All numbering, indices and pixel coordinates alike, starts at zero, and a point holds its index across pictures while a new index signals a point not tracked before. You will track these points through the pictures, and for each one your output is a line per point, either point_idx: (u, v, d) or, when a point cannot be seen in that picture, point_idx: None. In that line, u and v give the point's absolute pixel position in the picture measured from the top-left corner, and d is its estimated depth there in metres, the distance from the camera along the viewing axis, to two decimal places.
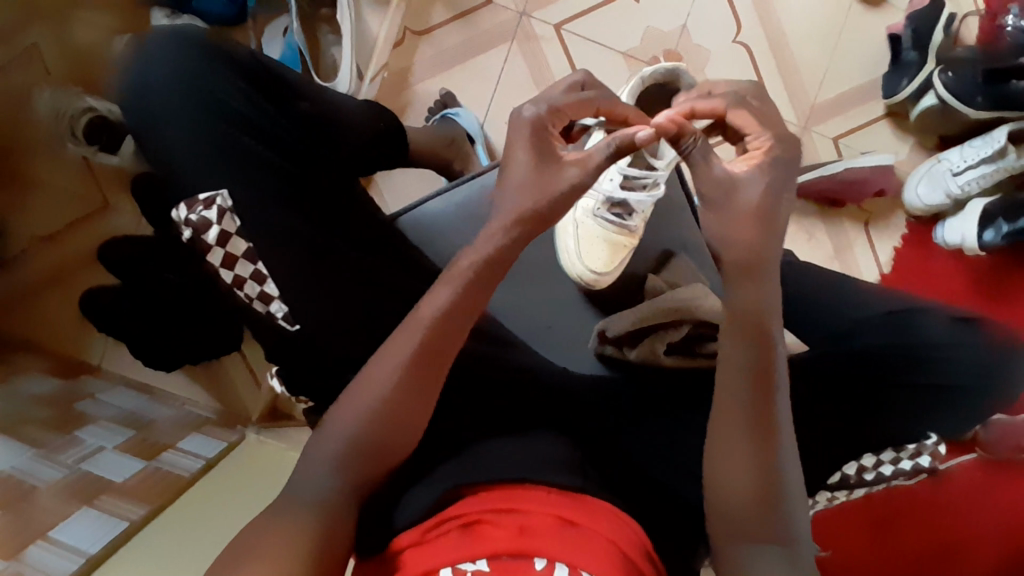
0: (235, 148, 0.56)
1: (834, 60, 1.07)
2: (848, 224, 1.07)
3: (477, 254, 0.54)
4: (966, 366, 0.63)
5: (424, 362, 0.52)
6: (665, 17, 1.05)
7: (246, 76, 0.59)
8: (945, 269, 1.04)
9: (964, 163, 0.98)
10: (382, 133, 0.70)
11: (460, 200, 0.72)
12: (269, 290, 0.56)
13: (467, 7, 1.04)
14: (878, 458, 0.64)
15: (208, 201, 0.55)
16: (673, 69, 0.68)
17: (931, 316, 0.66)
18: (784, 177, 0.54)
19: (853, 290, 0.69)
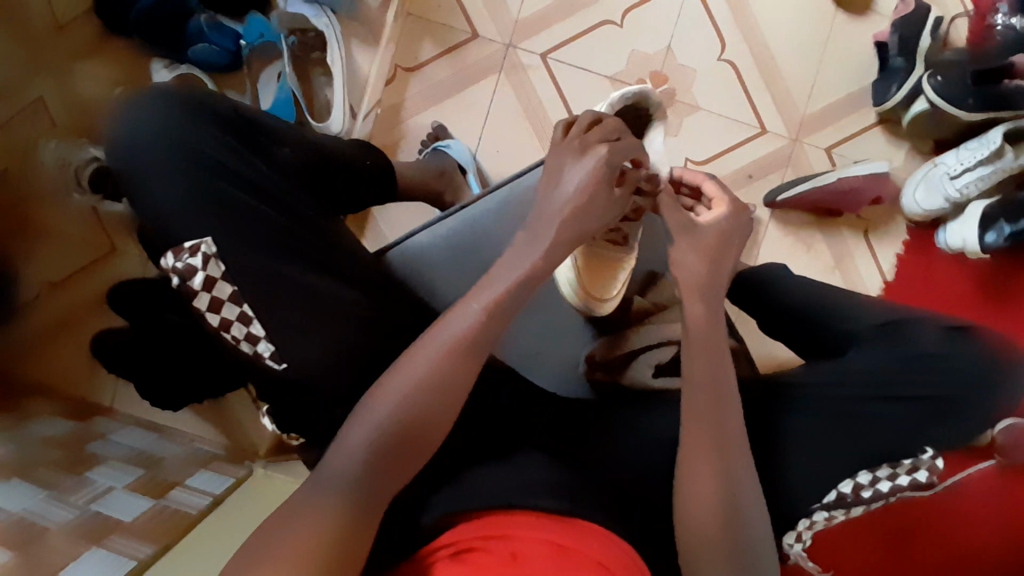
0: (221, 196, 0.59)
1: (821, 71, 1.07)
2: (846, 234, 1.07)
3: (515, 274, 0.57)
4: (967, 377, 0.63)
5: (466, 356, 0.54)
6: (649, 40, 1.07)
7: (226, 127, 0.62)
8: (945, 274, 1.03)
9: (961, 165, 0.98)
10: (365, 170, 0.73)
11: (451, 236, 0.74)
12: (255, 332, 0.59)
13: (455, 41, 1.07)
14: (873, 475, 0.62)
15: (194, 248, 0.57)
16: (639, 92, 0.75)
17: (926, 326, 0.66)
18: (732, 244, 0.62)
19: (848, 300, 0.68)
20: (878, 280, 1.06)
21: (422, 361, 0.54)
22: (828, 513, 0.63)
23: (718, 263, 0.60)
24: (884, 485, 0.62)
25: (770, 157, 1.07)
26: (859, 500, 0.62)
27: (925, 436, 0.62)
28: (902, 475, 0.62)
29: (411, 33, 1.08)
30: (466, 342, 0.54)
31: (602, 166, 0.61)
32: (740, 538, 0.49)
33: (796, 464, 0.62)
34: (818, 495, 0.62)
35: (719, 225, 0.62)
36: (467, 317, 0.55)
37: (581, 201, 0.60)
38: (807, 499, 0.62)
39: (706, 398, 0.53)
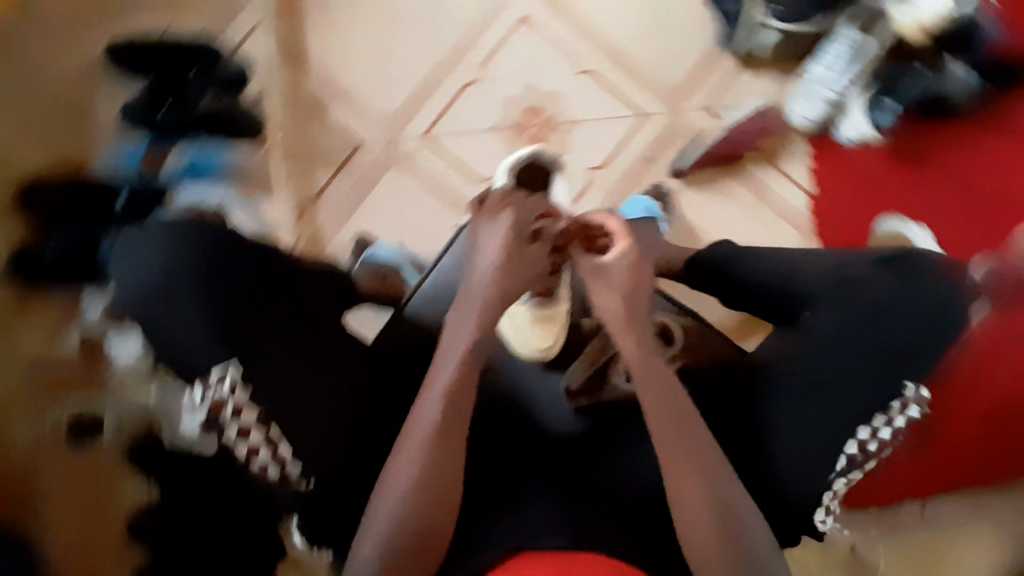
0: (246, 307, 0.65)
1: (670, 43, 1.14)
2: (752, 169, 1.14)
3: (463, 344, 0.64)
4: (915, 309, 0.69)
5: (442, 443, 0.60)
6: (511, 83, 1.12)
7: (243, 238, 0.68)
8: (864, 191, 1.11)
9: (830, 69, 1.06)
10: (341, 273, 0.83)
11: (434, 282, 0.81)
12: (283, 447, 0.64)
13: (340, 158, 1.09)
14: (872, 428, 0.66)
15: (220, 374, 0.62)
16: (533, 152, 0.88)
17: (858, 265, 0.73)
18: (640, 277, 0.67)
19: (792, 271, 0.76)
20: (804, 196, 1.13)
21: (404, 466, 0.60)
22: (846, 478, 0.67)
23: (635, 298, 0.65)
24: (884, 431, 0.67)
25: (659, 135, 1.13)
26: (868, 455, 0.67)
27: (903, 372, 0.67)
28: (897, 418, 0.67)
29: (298, 164, 1.09)
30: (437, 433, 0.60)
31: (511, 233, 0.69)
32: (730, 523, 0.58)
33: (779, 418, 0.68)
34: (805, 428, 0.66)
35: (622, 262, 0.66)
36: (430, 408, 0.61)
37: (498, 262, 0.67)
38: (793, 432, 0.67)
39: (669, 420, 0.60)
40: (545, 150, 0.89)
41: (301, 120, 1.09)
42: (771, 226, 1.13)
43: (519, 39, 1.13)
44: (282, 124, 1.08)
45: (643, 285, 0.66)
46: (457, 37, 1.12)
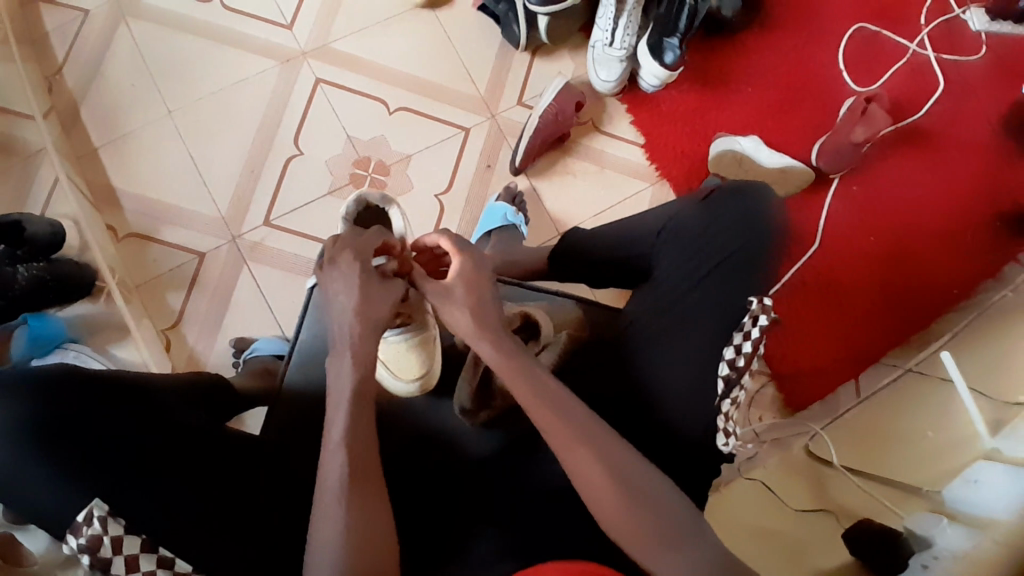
0: (73, 462, 0.58)
1: (464, 55, 1.19)
2: (585, 142, 1.19)
3: (347, 387, 0.62)
4: (736, 226, 0.74)
5: (359, 487, 0.57)
6: (330, 144, 1.13)
7: (64, 383, 0.61)
8: (685, 135, 1.21)
9: (608, 30, 1.14)
10: (199, 388, 0.74)
11: (299, 360, 0.77)
12: (181, 567, 0.58)
13: (189, 274, 1.07)
14: (733, 345, 0.68)
15: (87, 518, 0.56)
16: (360, 197, 0.78)
17: (685, 211, 0.77)
18: (482, 282, 0.68)
19: (626, 228, 0.81)
20: (638, 149, 1.21)
21: (329, 518, 0.55)
22: (731, 397, 0.69)
23: (480, 305, 0.66)
24: (746, 345, 0.68)
25: (489, 141, 1.17)
26: (740, 369, 0.68)
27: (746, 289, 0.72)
28: (751, 331, 0.69)
29: (151, 296, 1.06)
30: (351, 479, 0.57)
31: (358, 271, 0.67)
32: (647, 487, 0.58)
33: (648, 360, 0.71)
34: (678, 355, 0.69)
35: (464, 274, 0.68)
36: (333, 459, 0.58)
37: (356, 300, 0.65)
38: (669, 359, 0.70)
39: (552, 414, 0.60)
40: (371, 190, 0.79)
41: (136, 251, 1.07)
42: (620, 185, 1.19)
43: (325, 102, 1.15)
44: (119, 263, 1.06)
45: (487, 288, 0.68)
46: (266, 120, 1.13)
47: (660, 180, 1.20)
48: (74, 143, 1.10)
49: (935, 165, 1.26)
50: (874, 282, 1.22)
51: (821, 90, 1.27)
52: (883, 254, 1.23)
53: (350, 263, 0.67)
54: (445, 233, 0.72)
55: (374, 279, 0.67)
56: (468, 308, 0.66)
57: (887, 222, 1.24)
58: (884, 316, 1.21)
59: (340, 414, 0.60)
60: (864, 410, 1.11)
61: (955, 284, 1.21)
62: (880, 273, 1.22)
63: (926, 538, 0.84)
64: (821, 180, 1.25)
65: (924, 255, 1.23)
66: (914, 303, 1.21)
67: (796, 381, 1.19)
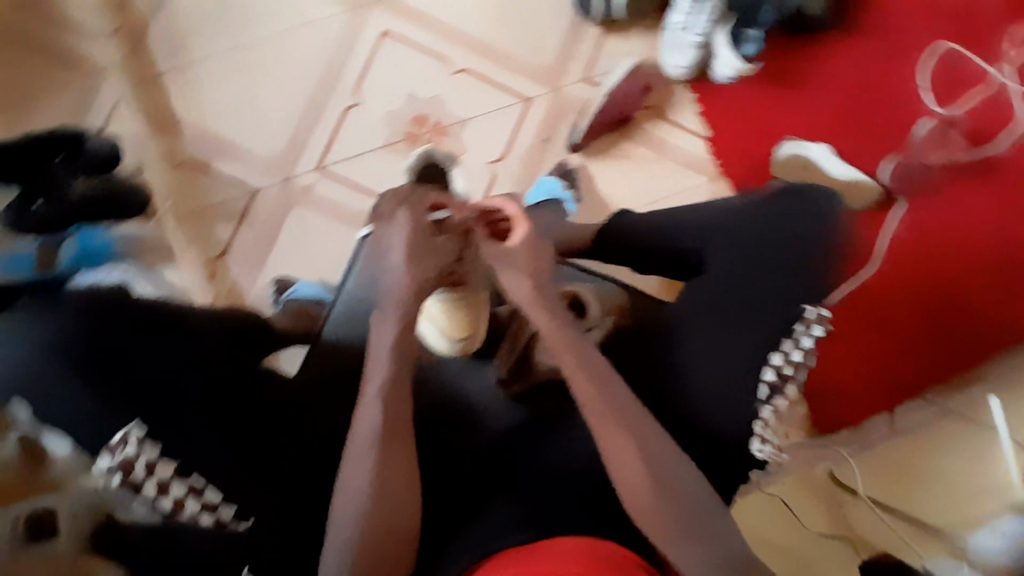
0: (114, 394, 0.59)
1: (534, 23, 1.16)
2: (646, 127, 1.16)
3: (388, 343, 0.62)
4: (797, 231, 0.72)
5: (391, 442, 0.59)
6: (389, 97, 1.12)
7: (105, 318, 0.61)
8: (751, 134, 1.17)
9: (687, 15, 1.09)
10: (242, 318, 0.74)
11: (338, 316, 0.75)
12: (209, 495, 0.62)
13: (238, 208, 1.08)
14: (783, 352, 0.67)
15: (124, 438, 0.59)
16: (424, 157, 0.83)
17: (743, 208, 0.75)
18: (539, 253, 0.68)
19: (681, 217, 0.78)
20: (700, 141, 1.17)
21: (364, 463, 0.58)
22: (771, 405, 0.67)
23: (537, 274, 0.67)
24: (796, 353, 0.67)
25: (548, 114, 1.15)
26: (787, 377, 0.67)
27: (801, 294, 0.69)
28: (803, 339, 0.67)
29: (200, 226, 1.08)
30: (386, 429, 0.59)
31: (415, 230, 0.66)
32: (675, 479, 0.58)
33: (690, 355, 0.68)
34: (721, 352, 0.67)
35: (525, 241, 0.67)
36: (370, 411, 0.59)
37: (408, 253, 0.65)
38: (709, 356, 0.67)
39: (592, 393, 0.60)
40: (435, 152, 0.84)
41: (189, 180, 1.08)
42: (677, 176, 1.16)
43: (389, 54, 1.13)
44: (173, 189, 1.07)
45: (544, 259, 0.68)
46: (328, 66, 1.12)
47: (719, 177, 1.16)
48: (139, 65, 1.11)
49: (1011, 193, 1.17)
50: (927, 312, 1.16)
51: (900, 105, 1.20)
52: (943, 281, 1.16)
53: (409, 218, 0.67)
54: (508, 200, 0.72)
55: (430, 237, 0.67)
56: (525, 274, 0.66)
57: (952, 248, 1.17)
58: (933, 346, 1.14)
59: (382, 366, 0.61)
60: (900, 444, 1.07)
61: (1016, 325, 1.13)
62: (937, 302, 1.15)
63: None
64: (887, 200, 1.19)
65: (986, 291, 1.15)
66: (970, 337, 1.14)
67: (829, 400, 1.13)
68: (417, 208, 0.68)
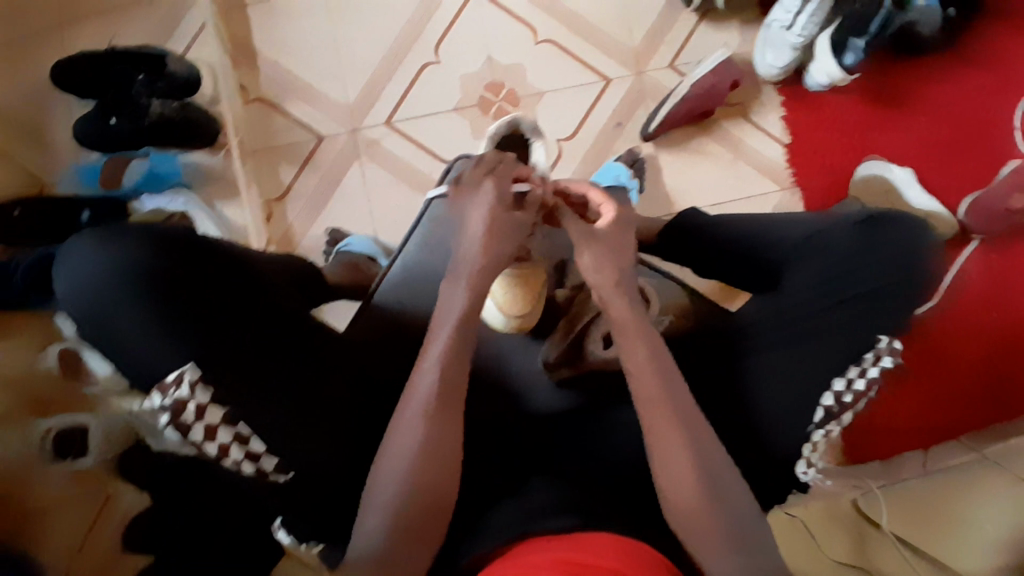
0: (186, 324, 0.58)
1: (628, 1, 1.11)
2: (726, 124, 1.12)
3: (454, 311, 0.62)
4: (893, 260, 0.67)
5: (444, 409, 0.58)
6: (468, 59, 1.10)
7: (186, 249, 0.61)
8: (837, 146, 1.11)
9: (790, 14, 1.03)
10: (298, 271, 0.74)
11: (398, 280, 0.76)
12: (255, 446, 0.60)
13: (304, 152, 1.07)
14: (846, 378, 0.65)
15: (177, 379, 0.57)
16: (511, 120, 0.78)
17: (839, 227, 0.70)
18: (625, 240, 0.67)
19: (766, 226, 0.74)
20: (781, 147, 1.12)
21: (417, 427, 0.57)
22: (824, 429, 0.65)
23: (619, 261, 0.65)
24: (859, 381, 0.65)
25: (628, 98, 1.11)
26: (845, 406, 0.64)
27: (878, 325, 0.66)
28: (869, 369, 0.65)
29: (264, 163, 1.08)
30: (442, 397, 0.58)
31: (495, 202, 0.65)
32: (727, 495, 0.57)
33: (752, 372, 0.66)
34: (785, 373, 0.65)
35: (614, 226, 0.67)
36: (428, 374, 0.59)
37: (487, 224, 0.64)
38: (772, 375, 0.66)
39: (657, 392, 0.59)
40: (523, 115, 0.78)
41: (260, 117, 1.08)
42: (749, 180, 1.11)
43: (474, 14, 1.10)
44: (243, 123, 1.07)
45: (631, 246, 0.67)
46: (412, 19, 1.10)
47: (793, 187, 1.12)
48: None
49: None
50: (980, 356, 1.13)
51: (1001, 138, 1.13)
52: (1003, 327, 1.13)
53: (489, 189, 0.66)
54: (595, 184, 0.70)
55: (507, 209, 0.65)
56: (611, 260, 0.65)
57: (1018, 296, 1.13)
58: (975, 393, 1.13)
59: (446, 333, 0.61)
60: (926, 480, 1.05)
61: None
62: (993, 347, 1.13)
63: None
64: (961, 239, 1.14)
65: None
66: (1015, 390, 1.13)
67: (860, 433, 1.13)
68: (497, 180, 0.67)
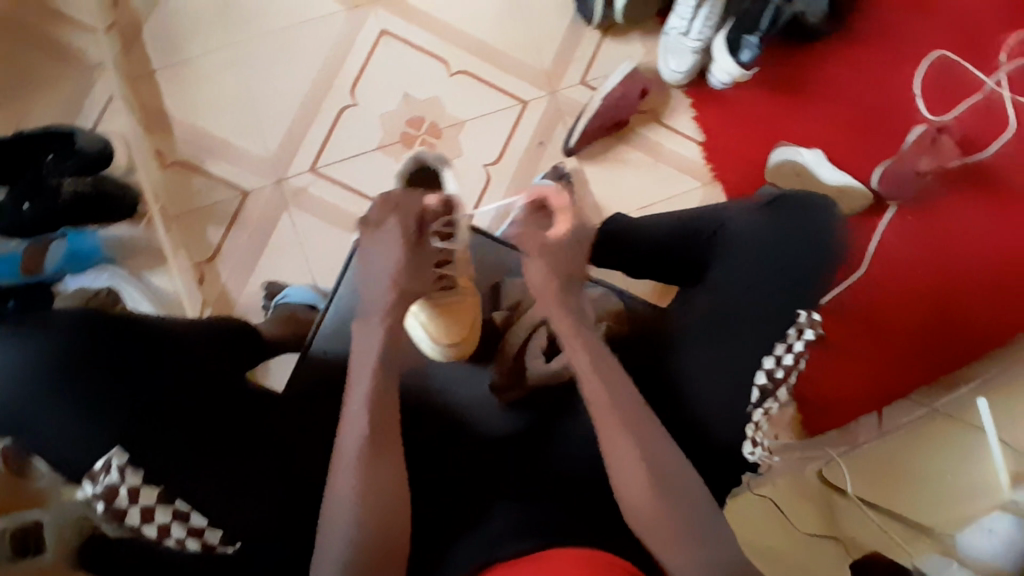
0: (101, 411, 0.58)
1: (533, 25, 1.15)
2: (642, 131, 1.16)
3: (371, 354, 0.62)
4: (799, 235, 0.70)
5: (381, 452, 0.58)
6: (385, 97, 1.11)
7: (92, 334, 0.59)
8: (748, 139, 1.17)
9: (685, 21, 1.09)
10: (230, 334, 0.70)
11: (324, 336, 0.74)
12: (195, 521, 0.59)
13: (230, 210, 1.06)
14: (775, 355, 0.66)
15: (105, 467, 0.57)
16: (417, 157, 0.79)
17: (745, 215, 0.74)
18: (575, 252, 0.68)
19: (683, 224, 0.78)
20: (695, 146, 1.17)
21: (357, 473, 0.57)
22: (763, 408, 0.67)
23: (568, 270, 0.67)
24: (787, 357, 0.66)
25: (545, 117, 1.14)
26: (778, 382, 0.66)
27: (798, 300, 0.68)
28: (795, 343, 0.67)
29: (190, 227, 1.06)
30: (376, 440, 0.58)
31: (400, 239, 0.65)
32: (674, 489, 0.58)
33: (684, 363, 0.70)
34: (717, 362, 0.68)
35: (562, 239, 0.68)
36: (357, 421, 0.59)
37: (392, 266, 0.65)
38: (706, 366, 0.68)
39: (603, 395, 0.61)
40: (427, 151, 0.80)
41: (180, 180, 1.07)
42: (672, 181, 1.16)
43: (385, 54, 1.12)
44: (163, 190, 1.06)
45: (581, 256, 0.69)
46: (324, 65, 1.10)
47: (713, 182, 1.16)
48: (131, 62, 1.09)
49: (993, 202, 1.21)
50: (912, 317, 1.19)
51: (895, 113, 1.21)
52: (928, 286, 1.19)
53: (391, 227, 0.66)
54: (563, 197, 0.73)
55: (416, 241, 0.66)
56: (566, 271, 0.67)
57: (935, 254, 1.20)
58: (912, 352, 1.18)
59: (366, 378, 0.61)
60: (882, 445, 1.08)
61: (996, 331, 1.18)
62: (920, 306, 1.19)
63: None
64: (878, 207, 1.21)
65: (971, 296, 1.19)
66: (951, 345, 1.18)
67: (813, 408, 1.17)
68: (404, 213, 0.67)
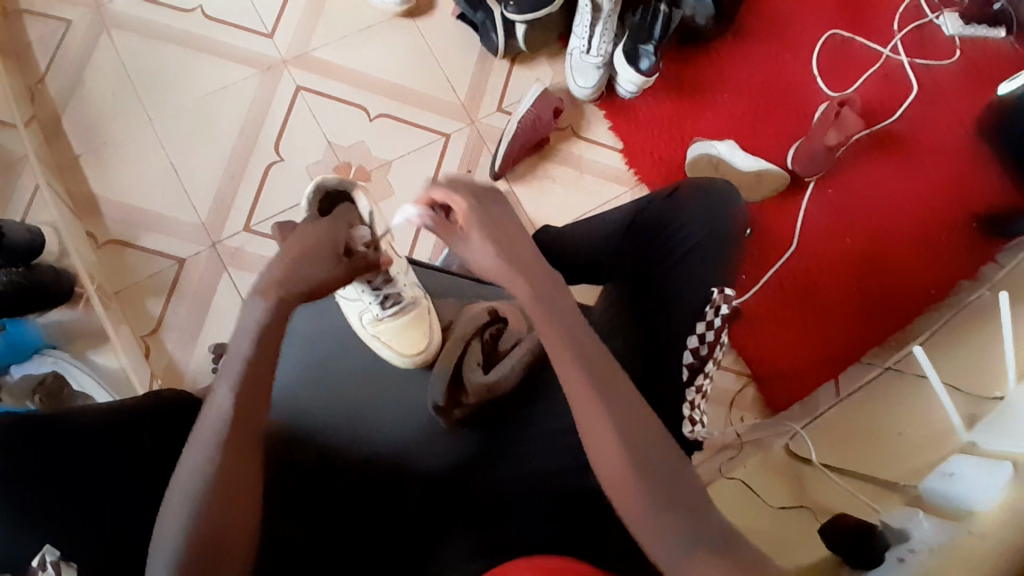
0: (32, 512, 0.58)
1: (443, 63, 1.21)
2: (563, 147, 1.21)
3: (223, 400, 0.53)
4: (702, 217, 0.74)
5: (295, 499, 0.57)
6: (309, 150, 1.14)
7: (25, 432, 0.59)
8: (664, 141, 1.23)
9: (584, 39, 1.16)
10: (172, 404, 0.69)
11: None
12: None
13: (169, 280, 1.07)
14: (697, 334, 0.70)
15: (40, 564, 0.55)
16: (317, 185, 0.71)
17: (649, 206, 0.77)
18: (503, 236, 0.61)
19: (597, 225, 0.81)
20: (617, 154, 1.22)
21: None
22: (696, 385, 0.71)
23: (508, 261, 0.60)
24: (710, 334, 0.70)
25: (468, 147, 1.19)
26: (704, 358, 0.70)
27: (709, 278, 0.72)
28: (714, 319, 0.71)
29: (130, 303, 1.06)
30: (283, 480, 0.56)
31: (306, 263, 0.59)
32: None
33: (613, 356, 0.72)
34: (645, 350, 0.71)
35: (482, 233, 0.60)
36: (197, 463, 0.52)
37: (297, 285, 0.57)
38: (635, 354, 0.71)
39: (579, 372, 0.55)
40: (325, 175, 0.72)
41: (115, 258, 1.07)
42: (598, 190, 1.20)
43: (305, 109, 1.16)
44: (98, 269, 1.06)
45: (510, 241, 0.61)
46: (245, 127, 1.14)
47: (638, 185, 1.21)
48: (55, 153, 1.11)
49: (906, 164, 1.28)
50: (846, 284, 1.24)
51: (796, 97, 1.29)
52: (856, 253, 1.25)
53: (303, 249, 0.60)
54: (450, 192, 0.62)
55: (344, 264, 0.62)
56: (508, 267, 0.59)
57: (856, 222, 1.26)
58: (852, 317, 1.23)
59: (215, 423, 0.53)
60: (842, 410, 1.11)
61: (932, 284, 1.23)
62: (851, 272, 1.24)
63: (902, 531, 0.81)
64: (797, 184, 1.26)
65: (897, 255, 1.25)
66: (887, 305, 1.23)
67: (774, 382, 1.20)
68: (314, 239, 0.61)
